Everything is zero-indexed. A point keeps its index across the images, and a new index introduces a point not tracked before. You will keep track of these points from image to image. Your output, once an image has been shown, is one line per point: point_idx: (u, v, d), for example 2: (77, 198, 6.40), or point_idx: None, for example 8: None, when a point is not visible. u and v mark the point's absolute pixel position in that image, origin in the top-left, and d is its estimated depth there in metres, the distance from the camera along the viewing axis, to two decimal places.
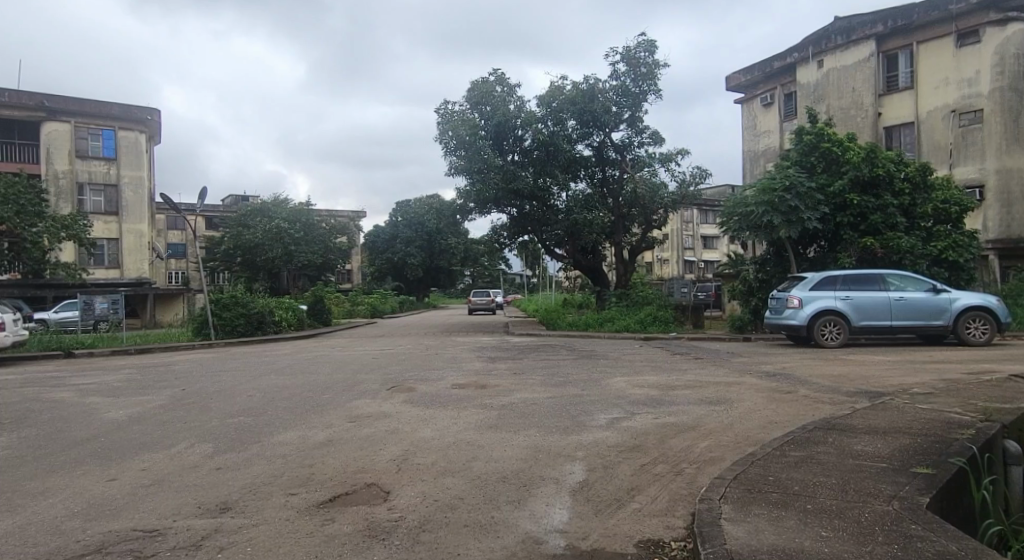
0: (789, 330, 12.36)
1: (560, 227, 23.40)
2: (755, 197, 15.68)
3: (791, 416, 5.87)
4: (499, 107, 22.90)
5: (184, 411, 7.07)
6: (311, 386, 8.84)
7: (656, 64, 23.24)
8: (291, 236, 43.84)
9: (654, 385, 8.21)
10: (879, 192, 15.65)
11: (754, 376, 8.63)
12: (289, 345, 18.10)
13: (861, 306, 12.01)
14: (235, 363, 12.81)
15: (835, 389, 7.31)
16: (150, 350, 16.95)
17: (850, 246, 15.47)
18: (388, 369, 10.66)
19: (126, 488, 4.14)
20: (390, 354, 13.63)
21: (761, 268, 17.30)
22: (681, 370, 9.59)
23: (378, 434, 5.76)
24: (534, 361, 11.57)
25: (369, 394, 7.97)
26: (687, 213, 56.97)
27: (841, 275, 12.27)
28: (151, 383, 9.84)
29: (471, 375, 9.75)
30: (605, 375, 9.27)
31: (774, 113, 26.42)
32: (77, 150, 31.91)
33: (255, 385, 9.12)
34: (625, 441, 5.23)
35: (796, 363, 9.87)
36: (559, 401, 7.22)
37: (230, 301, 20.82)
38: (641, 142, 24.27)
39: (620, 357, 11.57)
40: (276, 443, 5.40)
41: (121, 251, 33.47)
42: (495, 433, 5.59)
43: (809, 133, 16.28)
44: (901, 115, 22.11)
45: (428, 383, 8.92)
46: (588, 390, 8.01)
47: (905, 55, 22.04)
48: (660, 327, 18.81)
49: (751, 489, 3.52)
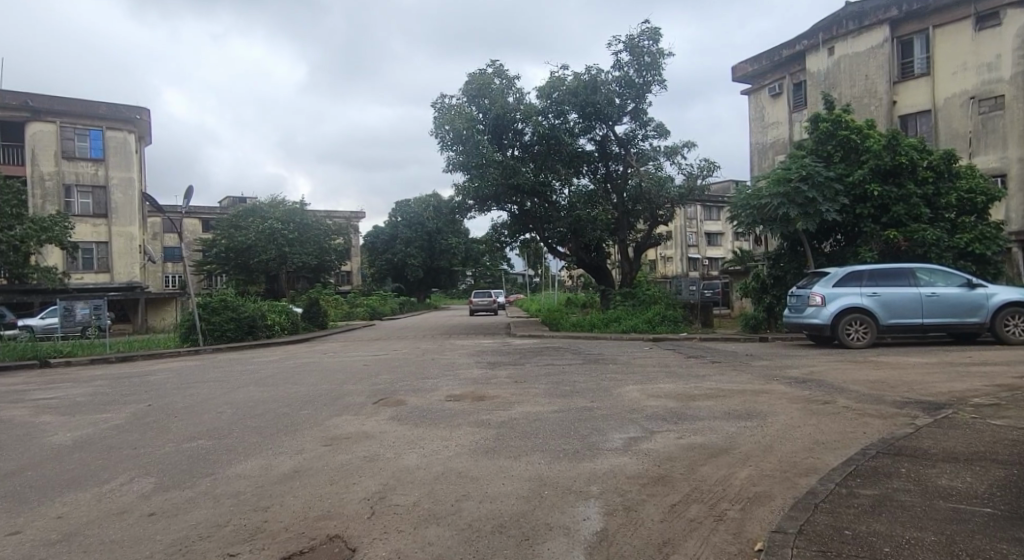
0: (811, 329, 11.49)
1: (562, 224, 22.53)
2: (768, 189, 14.82)
3: (840, 436, 4.99)
4: (497, 99, 22.07)
5: (139, 433, 6.18)
6: (290, 400, 7.99)
7: (659, 53, 22.30)
8: (284, 237, 43.07)
9: (671, 395, 7.35)
10: (901, 181, 14.65)
11: (784, 383, 7.74)
12: (279, 351, 17.23)
13: (890, 303, 11.11)
14: (216, 373, 11.96)
15: (881, 400, 6.42)
16: (132, 358, 16.12)
17: (871, 239, 14.54)
18: (378, 377, 9.80)
19: (22, 546, 3.27)
20: (383, 360, 12.76)
21: (775, 264, 16.47)
22: (700, 376, 8.72)
23: (355, 461, 4.90)
24: (537, 367, 10.68)
25: (353, 410, 7.11)
26: (691, 210, 55.99)
27: (867, 270, 11.38)
28: (119, 397, 8.99)
29: (468, 384, 8.88)
30: (616, 383, 8.39)
31: (783, 104, 25.54)
32: (64, 151, 31.18)
33: (229, 399, 8.26)
34: (648, 470, 4.36)
35: (825, 367, 8.99)
36: (565, 416, 6.36)
37: (220, 305, 20.03)
38: (645, 135, 23.43)
39: (630, 362, 10.68)
40: (233, 474, 4.55)
41: (111, 254, 32.68)
42: (491, 461, 4.71)
43: (826, 121, 15.42)
44: (917, 102, 21.23)
45: (420, 395, 8.07)
46: (599, 401, 7.13)
47: (920, 40, 21.10)
48: (670, 327, 17.94)
49: (827, 551, 2.65)
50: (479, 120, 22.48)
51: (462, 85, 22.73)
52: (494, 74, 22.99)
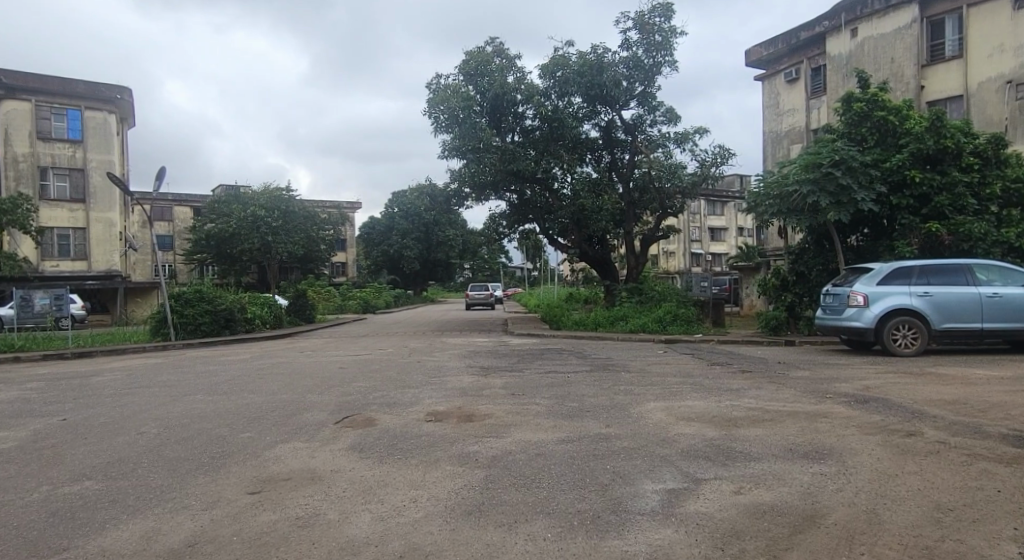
0: (851, 334, 10.02)
1: (565, 214, 21.02)
2: (796, 174, 13.34)
3: (970, 498, 3.51)
4: (496, 78, 20.42)
5: (17, 467, 4.70)
6: (236, 416, 6.50)
7: (672, 31, 20.73)
8: (268, 225, 41.35)
9: (705, 418, 5.88)
10: (944, 168, 13.07)
11: (842, 405, 6.27)
12: (254, 348, 15.75)
13: (943, 305, 9.65)
14: (173, 374, 10.51)
15: (983, 433, 4.97)
16: (91, 354, 14.70)
17: (910, 233, 12.95)
18: (350, 386, 8.33)
19: None
20: (363, 362, 11.32)
21: (798, 259, 15.05)
22: (734, 392, 7.24)
23: (281, 525, 3.44)
24: (537, 374, 9.22)
25: (307, 433, 5.66)
26: (695, 204, 54.82)
27: (917, 265, 9.94)
28: (37, 407, 7.47)
29: (455, 397, 7.42)
30: (633, 399, 6.91)
31: (800, 89, 24.07)
32: (38, 130, 29.56)
33: (164, 413, 6.74)
34: (709, 555, 2.89)
35: (883, 382, 7.52)
36: (575, 450, 4.90)
37: (194, 297, 18.58)
38: (654, 120, 21.91)
39: (646, 370, 9.20)
40: (91, 554, 3.06)
41: (89, 241, 31.13)
42: (474, 533, 3.22)
43: (860, 101, 13.92)
44: (948, 87, 19.67)
45: (396, 412, 6.62)
46: (616, 426, 5.66)
47: (952, 20, 19.55)
48: (682, 327, 16.43)
49: None
50: (476, 101, 20.96)
51: (459, 64, 21.20)
52: (493, 52, 21.40)
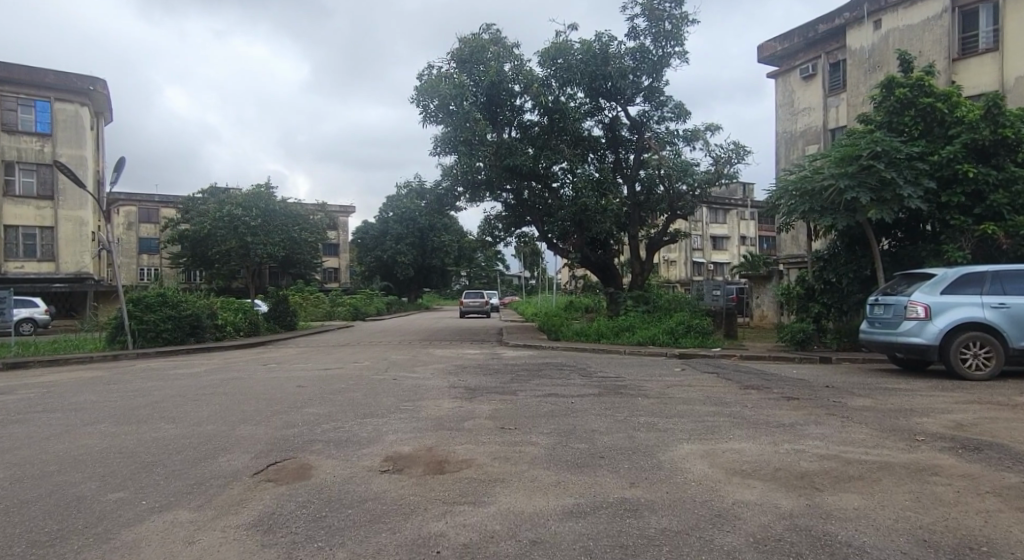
0: (909, 352, 8.40)
1: (565, 216, 19.32)
2: (830, 167, 11.74)
3: None
4: (491, 66, 18.91)
5: None
6: (125, 461, 4.77)
7: (682, 18, 19.24)
8: (246, 225, 38.55)
9: (770, 475, 4.20)
10: (999, 163, 11.50)
11: (949, 454, 4.59)
12: (217, 359, 14.04)
13: (1021, 319, 8.05)
14: (95, 393, 8.76)
15: None
16: (27, 366, 12.97)
17: (961, 235, 11.36)
18: (298, 415, 6.61)
19: None
20: (328, 379, 9.62)
21: (826, 264, 13.44)
22: (790, 429, 5.57)
23: None
24: (533, 398, 7.51)
25: (203, 494, 3.94)
26: (696, 211, 53.37)
27: (989, 271, 8.35)
28: None
29: (427, 433, 5.70)
30: (660, 441, 5.21)
31: (817, 86, 22.64)
32: (3, 122, 27.97)
33: (31, 455, 5.00)
34: None
35: (978, 418, 5.86)
36: (591, 536, 3.19)
37: (157, 301, 16.97)
38: (662, 116, 20.41)
39: (667, 396, 7.48)
40: None
41: (57, 241, 29.52)
42: None
43: (902, 86, 12.39)
44: (981, 82, 18.12)
45: (344, 456, 4.90)
46: (645, 487, 3.98)
47: (987, 10, 18.07)
48: (695, 339, 14.74)
49: None
50: (470, 91, 19.41)
51: (451, 52, 19.68)
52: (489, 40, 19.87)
